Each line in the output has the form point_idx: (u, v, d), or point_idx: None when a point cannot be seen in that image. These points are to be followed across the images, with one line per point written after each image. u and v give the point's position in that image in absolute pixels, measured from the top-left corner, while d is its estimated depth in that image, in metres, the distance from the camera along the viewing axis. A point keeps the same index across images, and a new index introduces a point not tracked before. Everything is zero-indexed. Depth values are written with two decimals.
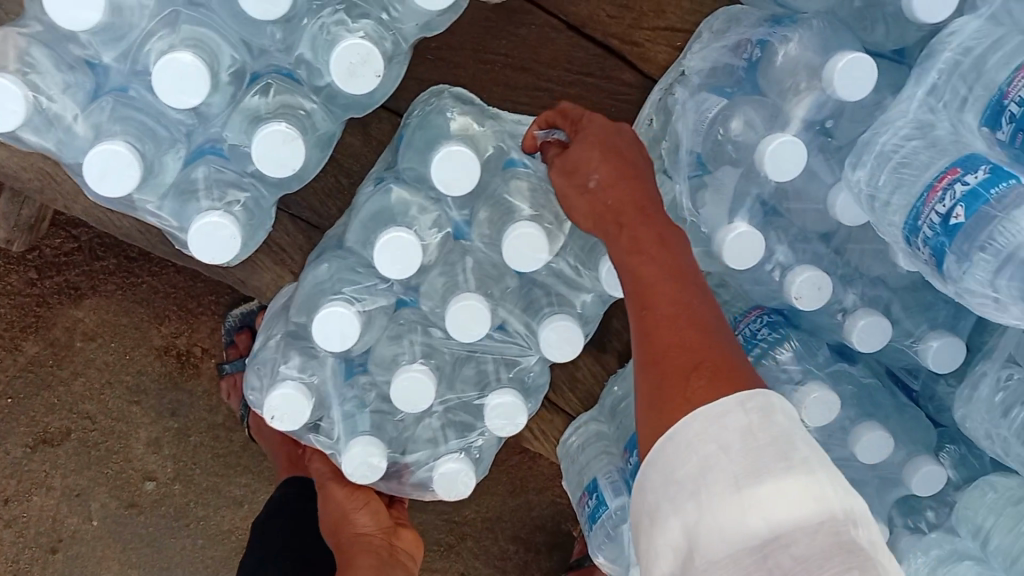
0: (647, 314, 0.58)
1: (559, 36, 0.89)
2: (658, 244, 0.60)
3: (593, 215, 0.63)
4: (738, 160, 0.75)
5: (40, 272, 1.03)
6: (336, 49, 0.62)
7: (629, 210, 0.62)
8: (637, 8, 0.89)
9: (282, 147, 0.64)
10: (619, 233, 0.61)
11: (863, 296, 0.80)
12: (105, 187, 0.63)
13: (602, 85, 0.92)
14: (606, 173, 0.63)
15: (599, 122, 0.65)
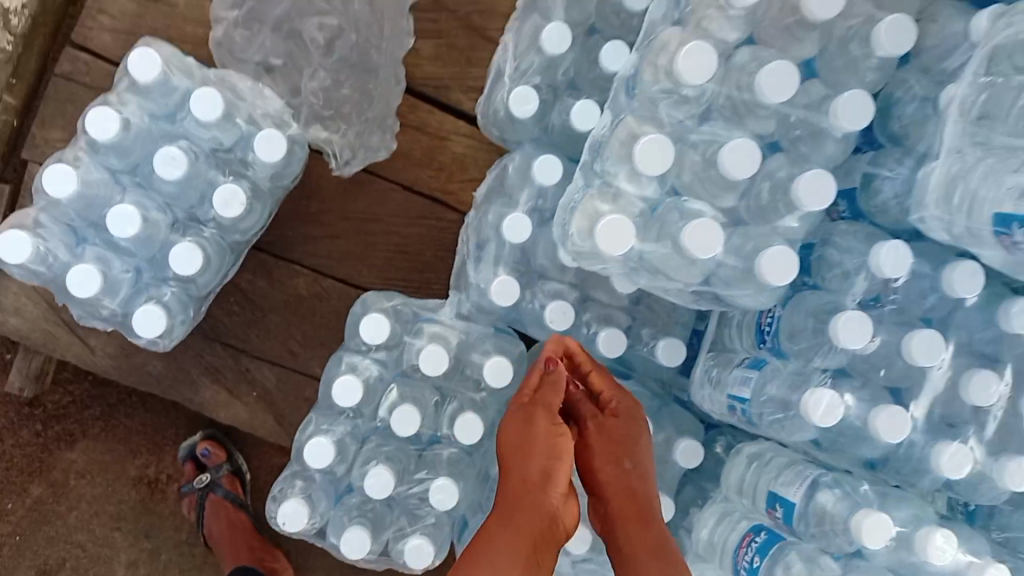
0: (632, 552, 0.90)
1: (398, 193, 1.31)
2: (639, 504, 0.93)
3: (621, 494, 0.94)
4: (497, 238, 1.12)
5: (44, 424, 1.35)
6: (216, 192, 1.01)
7: (624, 511, 0.93)
8: (447, 169, 1.32)
9: (189, 254, 1.00)
10: (644, 528, 0.91)
11: (603, 319, 1.13)
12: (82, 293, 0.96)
13: (435, 224, 1.33)
14: (626, 418, 0.99)
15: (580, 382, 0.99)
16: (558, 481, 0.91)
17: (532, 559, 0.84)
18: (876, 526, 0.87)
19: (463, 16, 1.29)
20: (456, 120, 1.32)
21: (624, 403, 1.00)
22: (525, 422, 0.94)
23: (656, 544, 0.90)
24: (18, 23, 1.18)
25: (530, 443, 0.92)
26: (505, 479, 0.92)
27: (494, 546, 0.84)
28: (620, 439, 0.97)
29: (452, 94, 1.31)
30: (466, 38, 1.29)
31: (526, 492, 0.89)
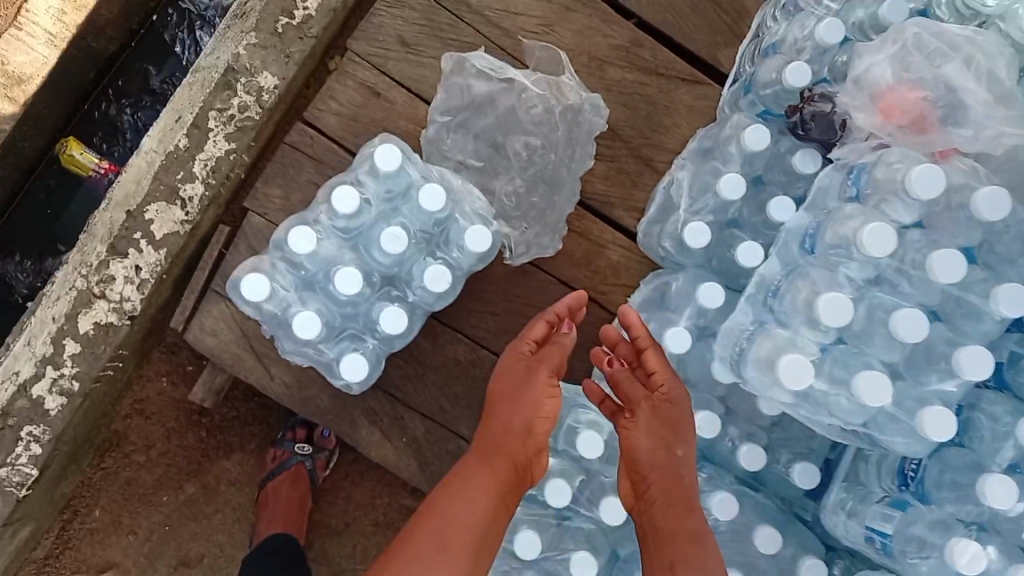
0: (674, 509, 1.05)
1: (556, 286, 1.47)
2: (671, 475, 1.07)
3: (659, 459, 1.08)
4: (655, 345, 1.26)
5: (208, 431, 1.50)
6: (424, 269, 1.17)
7: (681, 494, 1.06)
8: (603, 273, 1.49)
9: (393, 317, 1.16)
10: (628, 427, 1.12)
11: (743, 433, 1.25)
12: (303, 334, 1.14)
13: (583, 316, 1.49)
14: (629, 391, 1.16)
15: (651, 376, 1.15)
16: (537, 446, 1.13)
17: (503, 492, 1.07)
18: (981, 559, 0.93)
19: (635, 147, 1.49)
20: (615, 232, 1.49)
21: (681, 405, 1.13)
22: (525, 371, 1.19)
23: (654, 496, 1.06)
24: (267, 100, 1.35)
25: (520, 396, 1.16)
26: (493, 413, 1.16)
27: (477, 473, 1.08)
28: (669, 414, 1.12)
29: (615, 209, 1.50)
30: (635, 166, 1.50)
31: (519, 443, 1.11)
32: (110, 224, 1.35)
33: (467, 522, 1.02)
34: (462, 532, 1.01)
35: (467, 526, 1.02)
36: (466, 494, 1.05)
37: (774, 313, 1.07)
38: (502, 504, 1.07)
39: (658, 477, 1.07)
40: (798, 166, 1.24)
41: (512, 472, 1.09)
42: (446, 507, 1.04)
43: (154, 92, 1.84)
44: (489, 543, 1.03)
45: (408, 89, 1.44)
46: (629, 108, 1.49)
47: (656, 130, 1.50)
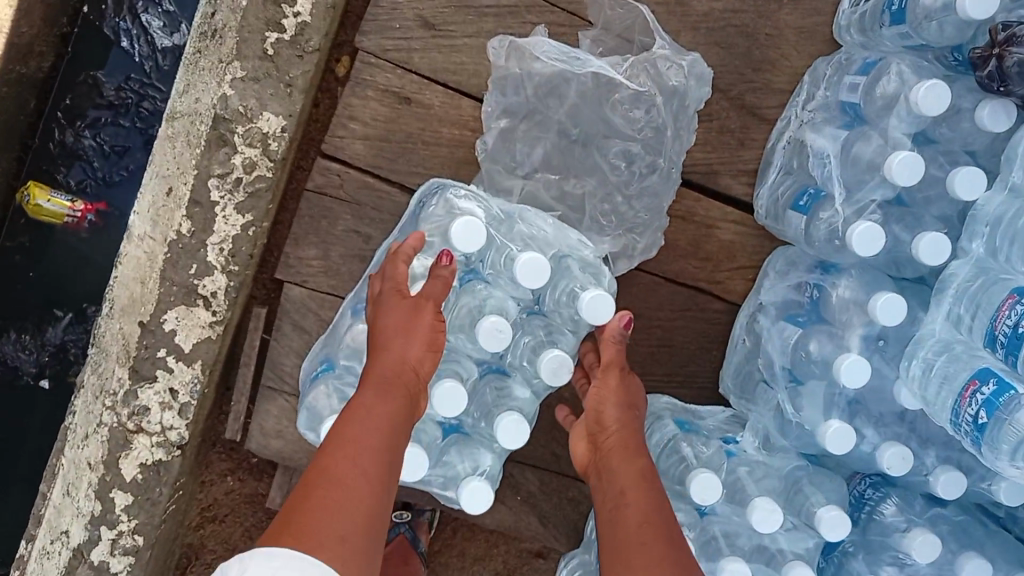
0: (633, 468, 0.88)
1: (663, 287, 1.21)
2: (625, 434, 0.92)
3: (623, 421, 0.93)
4: (822, 375, 1.02)
5: None
6: (539, 359, 0.91)
7: (636, 446, 0.91)
8: (714, 259, 1.21)
9: (513, 427, 0.90)
10: (625, 455, 0.89)
11: (940, 454, 1.03)
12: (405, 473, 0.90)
13: (700, 314, 1.22)
14: (620, 404, 0.95)
15: (617, 382, 0.96)
16: (416, 363, 0.85)
17: (402, 422, 0.80)
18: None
19: (736, 97, 1.16)
20: (724, 208, 1.19)
21: (638, 412, 0.96)
22: (411, 309, 0.87)
23: (618, 449, 0.90)
24: (276, 148, 1.04)
25: (410, 325, 0.86)
26: (377, 354, 0.85)
27: (376, 408, 0.79)
28: (630, 423, 0.94)
29: (721, 180, 1.18)
30: (739, 122, 1.17)
31: (418, 377, 0.85)
32: (123, 340, 1.12)
33: (380, 445, 0.76)
34: (368, 440, 0.76)
35: (362, 438, 0.76)
36: (367, 410, 0.78)
37: (1012, 367, 0.81)
38: (397, 437, 0.78)
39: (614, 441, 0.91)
40: (987, 125, 0.90)
41: (403, 392, 0.82)
42: (364, 400, 0.80)
43: (112, 105, 1.50)
44: (388, 487, 0.74)
45: (442, 84, 1.11)
46: (723, 48, 1.15)
47: (759, 69, 1.16)
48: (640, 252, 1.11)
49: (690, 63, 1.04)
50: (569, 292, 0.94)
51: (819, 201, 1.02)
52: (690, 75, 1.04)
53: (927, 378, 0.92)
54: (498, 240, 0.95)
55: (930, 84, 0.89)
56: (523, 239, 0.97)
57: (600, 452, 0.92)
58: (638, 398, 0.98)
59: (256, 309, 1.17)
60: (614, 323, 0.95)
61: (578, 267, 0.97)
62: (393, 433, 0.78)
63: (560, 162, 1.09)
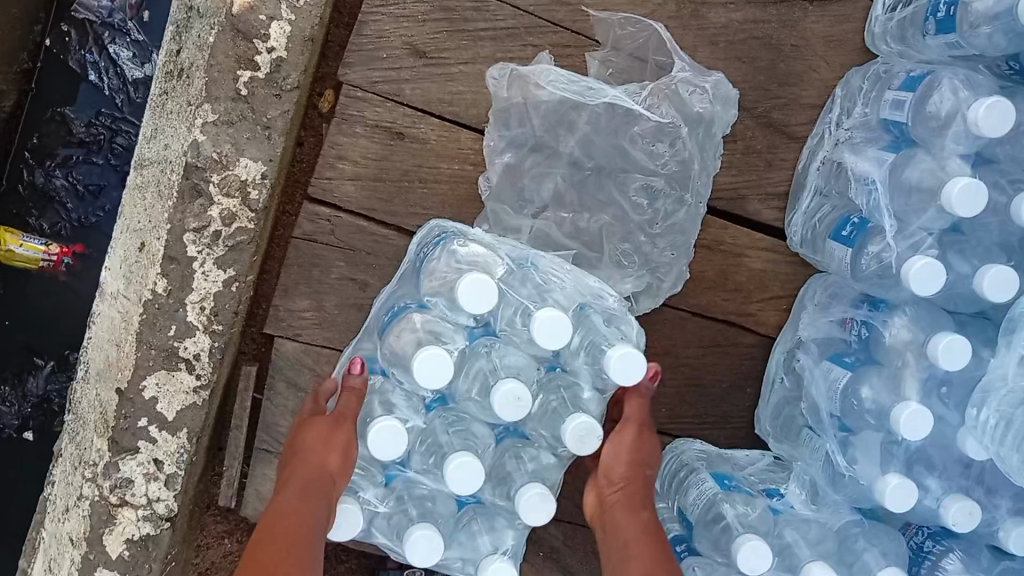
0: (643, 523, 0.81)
1: (689, 321, 1.11)
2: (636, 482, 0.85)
3: (628, 466, 0.85)
4: (877, 426, 0.91)
5: None
6: (565, 427, 0.81)
7: (645, 495, 0.84)
8: (745, 289, 1.12)
9: (539, 503, 0.81)
10: (629, 513, 0.82)
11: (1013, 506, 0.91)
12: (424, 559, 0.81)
13: (731, 350, 1.13)
14: (632, 456, 0.86)
15: (632, 440, 0.86)
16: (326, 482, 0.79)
17: (320, 523, 0.73)
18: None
19: (761, 115, 1.06)
20: (752, 234, 1.10)
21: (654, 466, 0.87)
22: (329, 428, 0.82)
23: (626, 499, 0.83)
24: (257, 196, 0.96)
25: (330, 440, 0.81)
26: (291, 477, 0.79)
27: (288, 517, 0.73)
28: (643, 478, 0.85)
29: (750, 204, 1.08)
30: (766, 140, 1.06)
31: (337, 483, 0.79)
32: (102, 408, 1.05)
33: (309, 555, 0.69)
34: (287, 552, 0.68)
35: (274, 550, 0.68)
36: (283, 519, 0.72)
37: None
38: (312, 531, 0.72)
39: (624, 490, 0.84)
40: None
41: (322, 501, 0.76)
42: (281, 512, 0.74)
43: (83, 142, 1.42)
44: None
45: (438, 116, 1.01)
46: (746, 62, 1.04)
47: (786, 82, 1.05)
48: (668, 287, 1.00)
49: (714, 85, 0.96)
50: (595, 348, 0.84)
51: (867, 233, 0.91)
52: (715, 100, 0.96)
53: (1003, 433, 0.82)
54: (513, 295, 0.86)
55: (992, 102, 0.79)
56: (539, 291, 0.87)
57: (604, 506, 0.85)
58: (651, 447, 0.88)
59: (245, 366, 1.07)
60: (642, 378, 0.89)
61: (603, 319, 0.87)
62: (310, 530, 0.72)
63: (575, 196, 0.99)
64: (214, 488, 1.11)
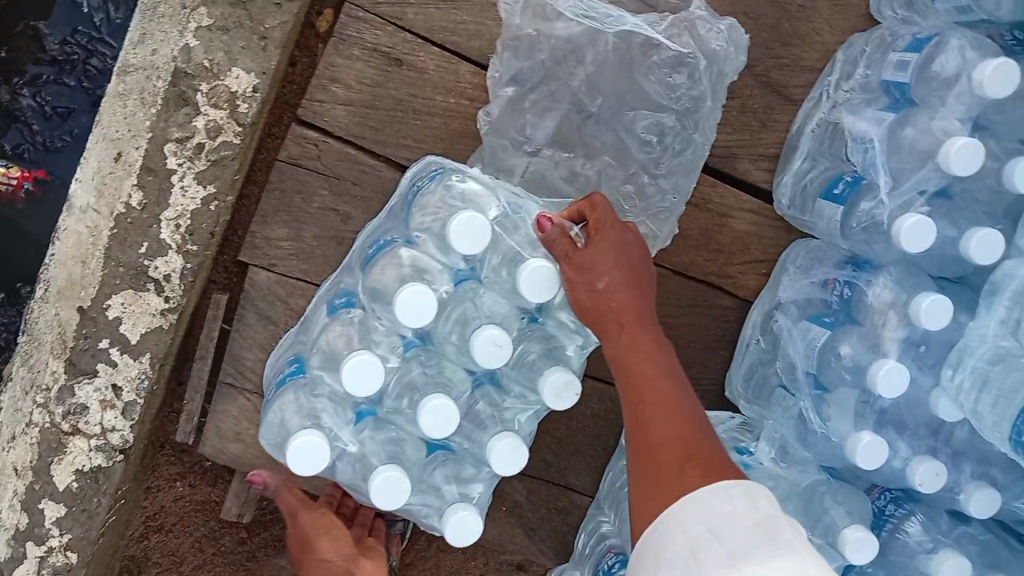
0: (636, 371, 0.72)
1: (670, 280, 1.11)
2: (622, 320, 0.74)
3: (596, 308, 0.75)
4: (853, 382, 0.93)
5: (248, 531, 1.11)
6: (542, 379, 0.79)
7: (619, 321, 0.74)
8: (727, 251, 1.11)
9: (511, 453, 0.79)
10: (620, 331, 0.74)
11: (976, 470, 0.93)
12: (391, 500, 0.77)
13: (708, 311, 1.13)
14: (614, 278, 0.75)
15: (600, 253, 0.75)
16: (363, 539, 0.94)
17: None
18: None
19: (762, 74, 1.06)
20: (740, 195, 1.10)
21: (625, 236, 0.76)
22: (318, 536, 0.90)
23: (617, 330, 0.74)
24: (246, 110, 0.94)
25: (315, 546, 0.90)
26: None
27: None
28: (602, 236, 0.75)
29: (741, 164, 1.08)
30: (764, 101, 1.06)
31: None
32: (59, 328, 0.99)
33: None
34: None
35: None
36: None
37: None
38: None
39: (614, 315, 0.74)
40: None
41: None
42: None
43: (54, 60, 1.31)
44: None
45: (439, 45, 0.99)
46: (751, 19, 1.04)
47: (788, 43, 1.06)
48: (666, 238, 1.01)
49: (729, 29, 0.94)
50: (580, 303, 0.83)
51: (858, 190, 0.92)
52: (729, 41, 0.94)
53: (977, 393, 0.83)
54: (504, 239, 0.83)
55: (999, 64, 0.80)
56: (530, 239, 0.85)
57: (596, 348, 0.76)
58: (648, 290, 0.77)
59: (215, 294, 1.02)
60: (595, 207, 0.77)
61: None
62: None
63: (573, 138, 0.99)
64: (169, 425, 1.06)
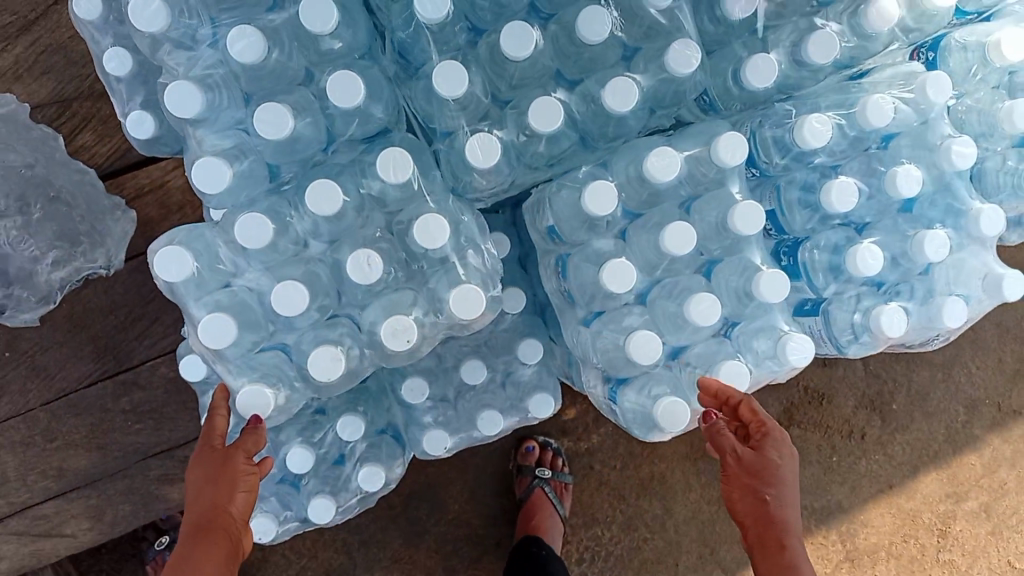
0: (784, 497, 0.93)
1: None
2: (757, 473, 0.93)
3: (754, 513, 0.93)
4: None
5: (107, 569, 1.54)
6: (313, 361, 0.88)
7: (748, 483, 0.93)
8: (187, 202, 1.37)
9: (327, 360, 0.88)
10: (781, 465, 0.93)
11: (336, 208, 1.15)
12: (172, 274, 0.88)
13: None
14: (757, 450, 0.94)
15: (748, 490, 0.93)
16: (246, 505, 0.93)
17: None
18: (640, 339, 0.94)
19: (90, 91, 1.34)
20: (156, 164, 1.36)
21: (778, 436, 0.94)
22: None
23: (749, 472, 0.93)
24: None
25: None
26: None
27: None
28: (755, 471, 0.93)
29: (133, 152, 1.36)
30: (109, 105, 1.34)
31: None
32: None
33: None
34: None
35: None
36: None
37: (185, 137, 0.95)
38: None
39: (765, 449, 0.94)
40: None
41: None
42: None
43: None
44: None
45: None
46: (52, 71, 1.33)
47: (86, 61, 1.33)
48: (116, 244, 1.36)
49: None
50: (363, 329, 0.93)
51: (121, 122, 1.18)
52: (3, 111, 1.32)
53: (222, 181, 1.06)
54: (246, 272, 0.93)
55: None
56: (329, 270, 0.93)
57: (756, 493, 0.93)
58: (776, 429, 0.95)
59: None
60: (708, 387, 0.94)
61: (384, 317, 0.92)
62: None
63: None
64: None
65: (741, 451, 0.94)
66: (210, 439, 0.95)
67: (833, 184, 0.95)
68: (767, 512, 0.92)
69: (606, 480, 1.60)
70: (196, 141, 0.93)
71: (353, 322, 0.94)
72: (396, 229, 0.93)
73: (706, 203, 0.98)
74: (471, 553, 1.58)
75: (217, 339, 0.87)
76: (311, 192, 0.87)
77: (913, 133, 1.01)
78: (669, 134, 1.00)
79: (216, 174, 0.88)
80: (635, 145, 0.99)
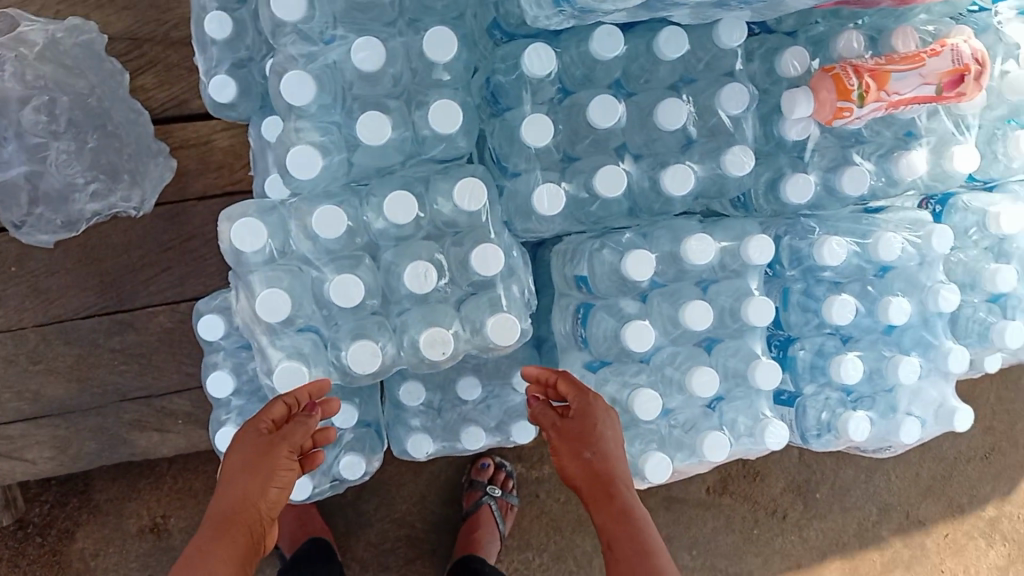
0: (602, 464, 0.99)
1: (199, 206, 1.40)
2: (582, 437, 1.00)
3: (587, 471, 0.99)
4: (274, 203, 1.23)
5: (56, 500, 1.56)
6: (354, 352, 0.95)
7: (579, 441, 1.00)
8: (228, 164, 1.39)
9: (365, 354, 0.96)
10: (584, 446, 1.00)
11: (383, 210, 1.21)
12: (244, 244, 0.93)
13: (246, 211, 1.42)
14: (581, 419, 1.01)
15: (579, 448, 1.00)
16: (272, 500, 0.94)
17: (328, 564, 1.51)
18: (643, 397, 1.03)
19: (163, 37, 1.35)
20: (209, 122, 1.39)
21: (590, 405, 1.02)
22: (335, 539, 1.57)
23: (579, 433, 1.01)
24: None
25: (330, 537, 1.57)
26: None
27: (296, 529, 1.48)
28: (575, 436, 1.01)
29: (190, 104, 1.38)
30: (179, 55, 1.36)
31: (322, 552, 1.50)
32: None
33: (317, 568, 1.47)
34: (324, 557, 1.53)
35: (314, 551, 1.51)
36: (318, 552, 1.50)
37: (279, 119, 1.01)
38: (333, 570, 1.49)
39: (579, 414, 1.01)
40: None
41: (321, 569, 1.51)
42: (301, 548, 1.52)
43: None
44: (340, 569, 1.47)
45: None
46: (129, 7, 1.34)
47: (168, 7, 1.35)
48: (151, 186, 1.38)
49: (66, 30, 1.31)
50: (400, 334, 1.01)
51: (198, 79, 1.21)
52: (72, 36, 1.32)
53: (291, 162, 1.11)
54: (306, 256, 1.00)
55: None
56: (383, 274, 1.00)
57: (587, 446, 1.00)
58: (597, 400, 1.02)
59: None
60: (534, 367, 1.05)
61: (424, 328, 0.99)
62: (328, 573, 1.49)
63: (33, 156, 1.34)
64: None
65: (576, 405, 1.02)
66: (259, 427, 0.96)
67: (837, 299, 1.08)
68: (598, 467, 0.99)
69: (547, 511, 1.69)
70: (290, 126, 0.99)
71: (392, 324, 1.01)
72: (452, 250, 1.01)
73: (725, 289, 1.10)
74: (406, 554, 1.65)
75: (273, 314, 0.93)
76: (390, 202, 0.94)
77: (904, 268, 1.14)
78: (705, 220, 1.12)
79: (309, 165, 0.94)
80: (674, 224, 1.10)
